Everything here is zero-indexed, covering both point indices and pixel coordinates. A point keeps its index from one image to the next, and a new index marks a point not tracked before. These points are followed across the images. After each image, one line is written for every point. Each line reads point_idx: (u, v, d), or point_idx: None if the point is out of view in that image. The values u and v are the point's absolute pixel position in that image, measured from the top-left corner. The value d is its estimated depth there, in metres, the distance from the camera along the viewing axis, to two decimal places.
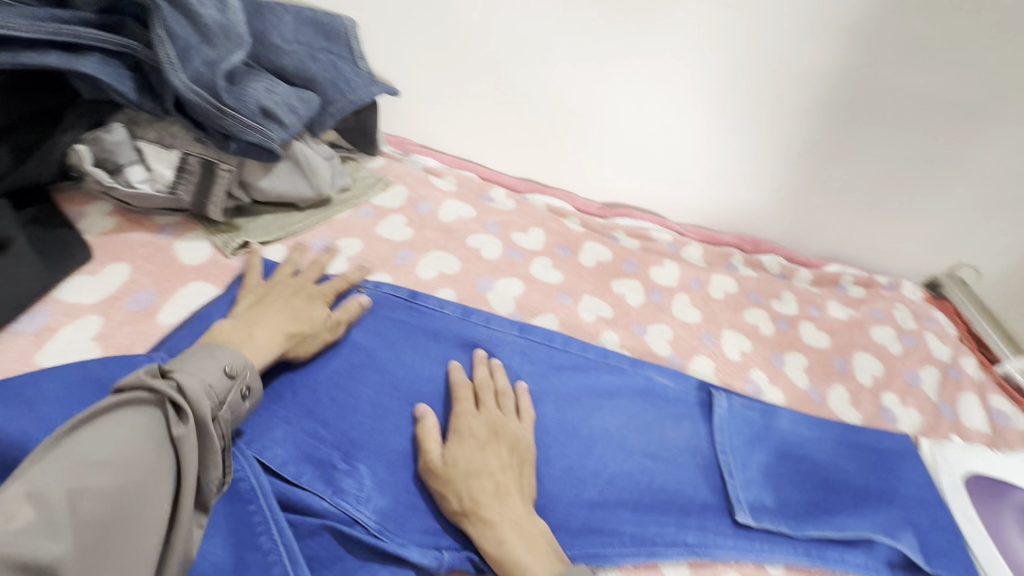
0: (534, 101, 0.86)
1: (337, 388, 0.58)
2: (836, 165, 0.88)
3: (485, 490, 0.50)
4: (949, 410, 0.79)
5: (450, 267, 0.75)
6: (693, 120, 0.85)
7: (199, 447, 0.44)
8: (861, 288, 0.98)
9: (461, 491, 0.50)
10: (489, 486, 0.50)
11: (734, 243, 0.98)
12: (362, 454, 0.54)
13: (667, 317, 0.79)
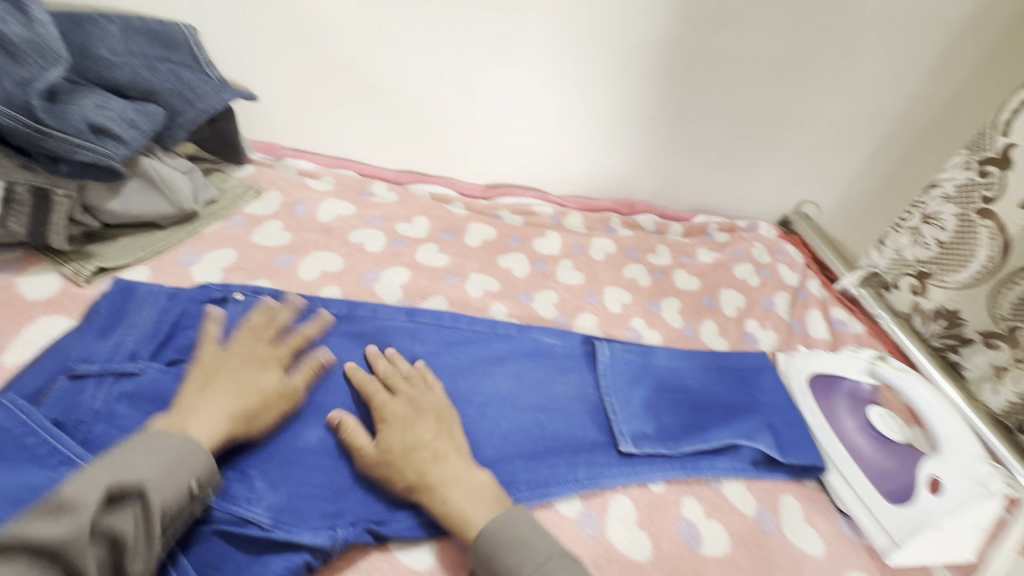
0: (399, 94, 0.89)
1: None
2: (684, 127, 0.98)
3: (426, 460, 0.53)
4: (799, 326, 0.91)
5: (334, 265, 0.75)
6: (551, 98, 0.91)
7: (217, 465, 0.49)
8: (725, 233, 1.10)
9: (404, 468, 0.53)
10: (427, 455, 0.54)
11: (611, 207, 1.06)
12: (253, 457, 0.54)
13: (552, 283, 0.85)
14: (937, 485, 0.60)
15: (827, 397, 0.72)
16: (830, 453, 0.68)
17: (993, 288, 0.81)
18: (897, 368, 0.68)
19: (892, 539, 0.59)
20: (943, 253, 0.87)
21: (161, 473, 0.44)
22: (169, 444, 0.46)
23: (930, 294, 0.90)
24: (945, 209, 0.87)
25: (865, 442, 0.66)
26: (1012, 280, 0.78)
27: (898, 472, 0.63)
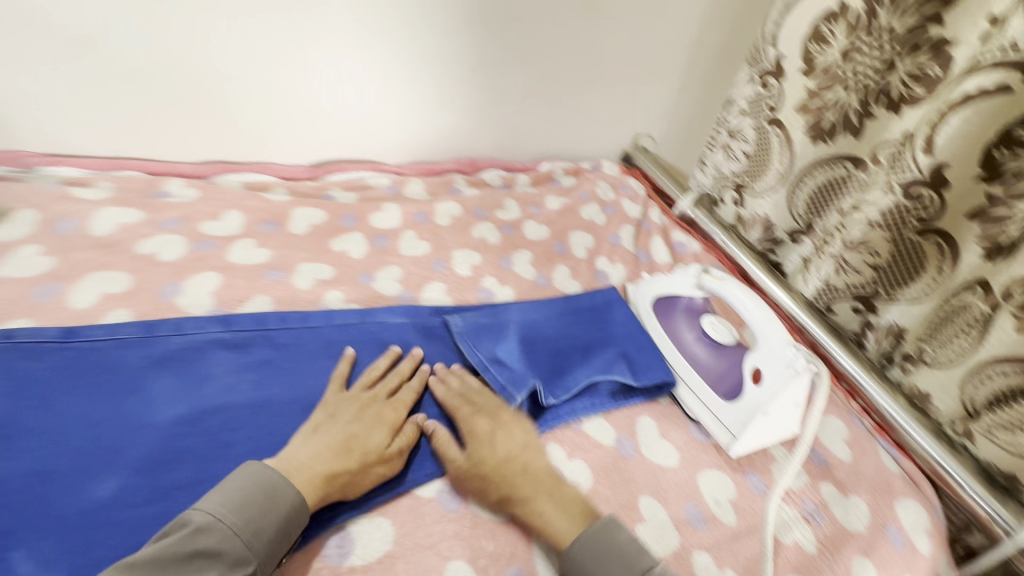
0: (176, 72, 0.77)
1: None
2: (506, 74, 0.97)
3: (517, 473, 0.56)
4: (644, 255, 0.95)
5: (119, 284, 0.64)
6: (359, 58, 0.86)
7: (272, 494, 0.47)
8: (571, 176, 1.11)
9: (499, 480, 0.55)
10: (518, 468, 0.56)
11: (453, 168, 1.02)
12: (33, 538, 0.45)
13: (395, 258, 0.80)
14: (758, 376, 0.65)
15: (669, 316, 0.77)
16: (676, 368, 0.73)
17: (789, 190, 0.91)
18: (717, 277, 0.71)
19: (732, 434, 0.65)
20: (750, 163, 0.96)
21: (269, 546, 0.44)
22: (286, 494, 0.46)
23: (746, 205, 0.99)
24: (743, 122, 0.95)
25: (702, 350, 0.72)
26: (802, 178, 0.88)
27: (728, 372, 0.69)
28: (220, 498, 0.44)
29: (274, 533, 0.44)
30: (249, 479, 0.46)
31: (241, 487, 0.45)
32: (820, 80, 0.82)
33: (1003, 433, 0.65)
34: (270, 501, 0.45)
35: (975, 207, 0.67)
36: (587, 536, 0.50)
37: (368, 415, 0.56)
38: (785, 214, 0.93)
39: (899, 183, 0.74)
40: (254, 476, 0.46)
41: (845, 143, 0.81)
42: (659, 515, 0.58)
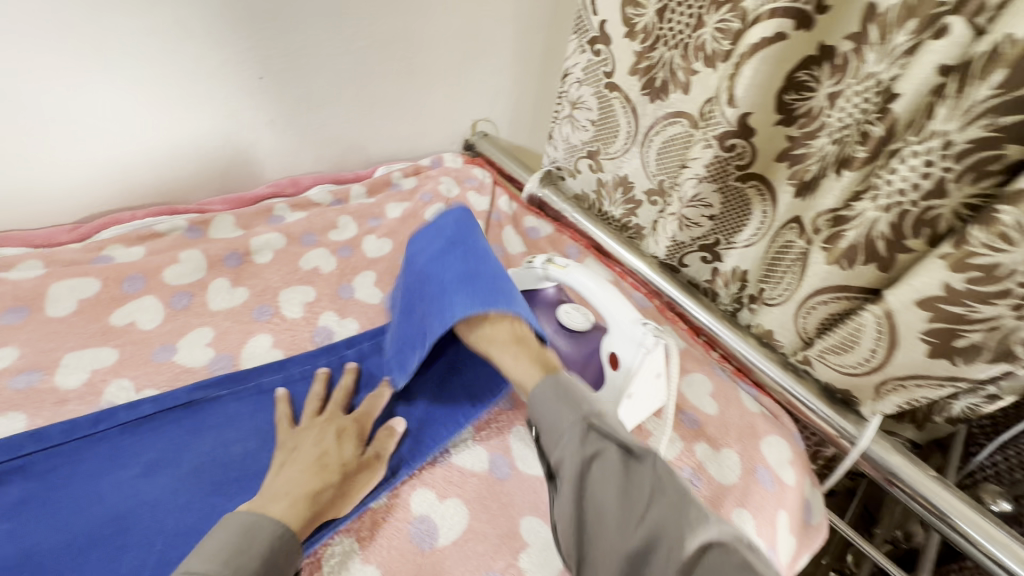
0: None
1: None
2: (304, 77, 0.85)
3: (505, 334, 0.57)
4: (498, 250, 0.92)
5: None
6: (97, 83, 0.70)
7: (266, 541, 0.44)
8: (412, 177, 1.03)
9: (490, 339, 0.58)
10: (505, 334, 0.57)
11: (270, 193, 0.89)
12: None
13: (204, 317, 0.68)
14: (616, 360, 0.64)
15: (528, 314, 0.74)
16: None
17: (640, 149, 0.87)
18: (563, 266, 0.68)
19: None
20: (597, 129, 0.91)
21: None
22: (267, 531, 0.44)
23: (604, 168, 0.95)
24: (583, 92, 0.90)
25: (562, 342, 0.70)
26: (648, 137, 0.85)
27: (591, 360, 0.67)
28: (202, 554, 0.41)
29: (260, 562, 0.41)
30: (228, 533, 0.43)
31: (219, 537, 0.42)
32: (645, 42, 0.78)
33: (833, 355, 0.67)
34: (249, 539, 0.42)
35: (780, 151, 0.70)
36: (551, 388, 0.51)
37: (328, 435, 0.55)
38: (637, 174, 0.90)
39: (714, 137, 0.72)
40: (229, 526, 0.43)
41: (678, 100, 0.78)
42: (541, 533, 0.54)
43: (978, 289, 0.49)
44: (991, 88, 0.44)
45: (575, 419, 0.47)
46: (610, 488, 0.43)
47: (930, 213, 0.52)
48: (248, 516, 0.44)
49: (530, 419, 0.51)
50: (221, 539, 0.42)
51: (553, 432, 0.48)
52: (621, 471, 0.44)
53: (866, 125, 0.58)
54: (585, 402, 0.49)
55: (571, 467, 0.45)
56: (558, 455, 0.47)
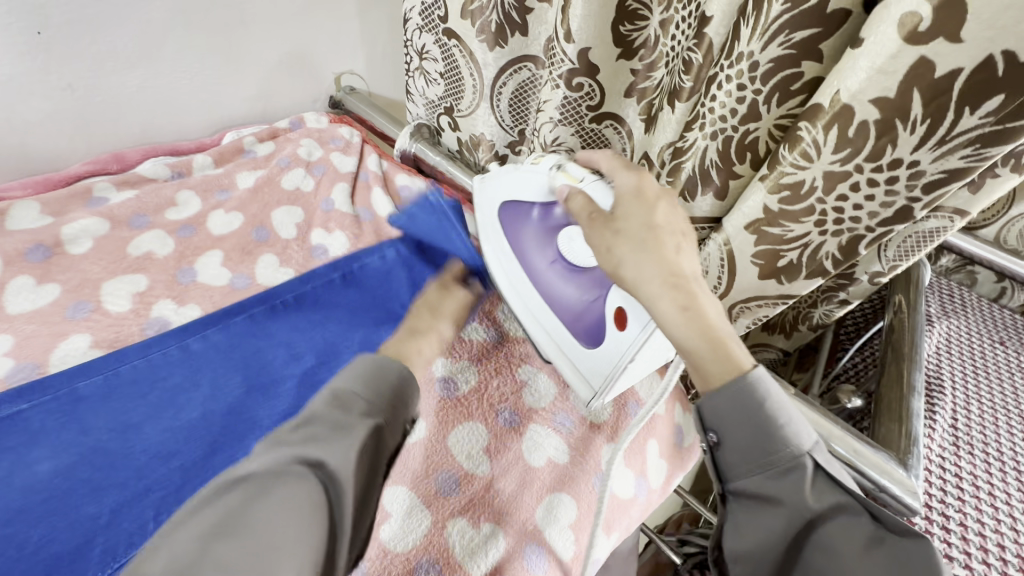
0: None
1: None
2: (101, 30, 0.72)
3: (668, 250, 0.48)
4: (366, 212, 0.84)
5: None
6: None
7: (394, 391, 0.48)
8: (268, 142, 0.93)
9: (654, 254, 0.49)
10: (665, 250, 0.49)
11: (87, 172, 0.77)
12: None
13: (5, 322, 0.58)
14: (622, 318, 0.56)
15: (518, 246, 0.68)
16: (530, 311, 0.67)
17: (490, 104, 0.83)
18: (577, 178, 0.56)
19: (590, 388, 0.61)
20: (447, 84, 0.86)
21: (388, 409, 0.47)
22: (392, 369, 0.50)
23: (461, 127, 0.90)
24: (426, 40, 0.83)
25: (557, 276, 0.64)
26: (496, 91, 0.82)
27: (588, 307, 0.61)
28: (343, 376, 0.48)
29: (396, 385, 0.49)
30: (369, 368, 0.49)
31: (352, 370, 0.49)
32: None
33: None
34: (380, 370, 0.49)
35: (627, 86, 0.68)
36: (740, 405, 0.45)
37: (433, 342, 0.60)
38: (496, 131, 0.87)
39: (561, 76, 0.68)
40: (356, 363, 0.49)
41: (517, 44, 0.76)
42: (407, 501, 0.53)
43: (788, 210, 0.52)
44: (782, 2, 0.44)
45: (787, 458, 0.44)
46: (822, 541, 0.41)
47: (749, 137, 0.53)
48: (376, 355, 0.50)
49: (710, 428, 0.47)
50: (354, 373, 0.48)
51: (750, 458, 0.45)
52: (844, 538, 0.40)
53: (684, 54, 0.57)
54: (787, 438, 0.44)
55: (770, 503, 0.43)
56: (752, 485, 0.45)
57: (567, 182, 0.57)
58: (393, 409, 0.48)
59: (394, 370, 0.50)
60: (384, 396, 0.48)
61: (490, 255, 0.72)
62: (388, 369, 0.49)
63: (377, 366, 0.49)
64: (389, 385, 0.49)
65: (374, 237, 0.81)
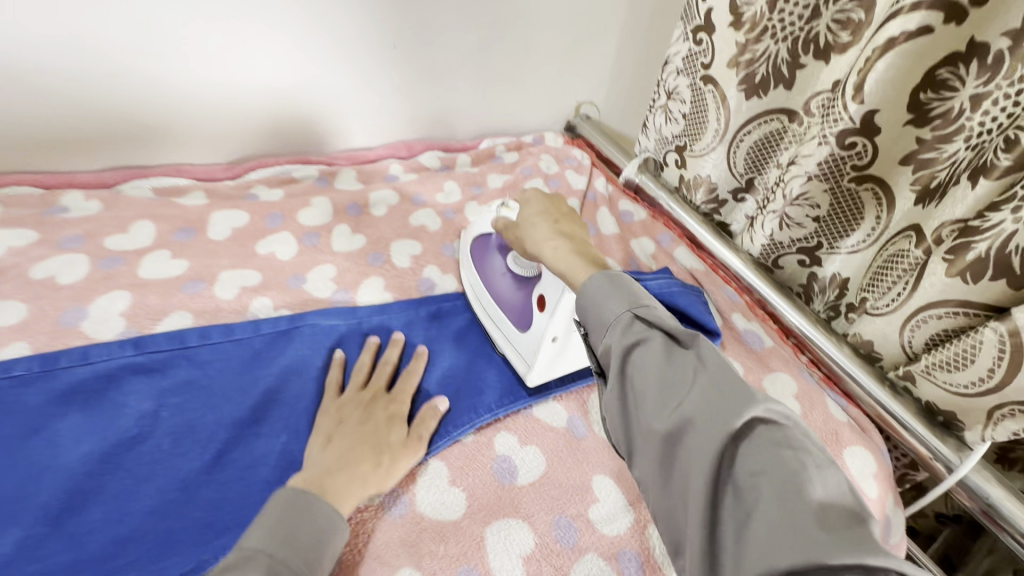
0: (53, 72, 0.69)
1: None
2: (431, 46, 0.89)
3: (552, 242, 0.57)
4: (591, 226, 0.93)
5: (14, 315, 0.58)
6: (267, 41, 0.78)
7: (323, 542, 0.43)
8: (514, 152, 1.07)
9: (539, 251, 0.58)
10: (561, 237, 0.57)
11: (387, 154, 0.97)
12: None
13: (328, 255, 0.76)
14: (543, 302, 0.64)
15: (482, 262, 0.72)
16: (488, 307, 0.70)
17: (727, 149, 0.87)
18: (511, 210, 0.67)
19: (526, 367, 0.64)
20: (688, 124, 0.91)
21: (311, 566, 0.41)
22: (323, 514, 0.44)
23: (688, 165, 0.94)
24: (680, 82, 0.89)
25: (505, 283, 0.68)
26: (738, 138, 0.84)
27: (523, 302, 0.66)
28: (260, 531, 0.42)
29: (322, 535, 0.43)
30: (282, 508, 0.43)
31: (270, 516, 0.43)
32: (750, 32, 0.76)
33: (941, 371, 0.64)
34: (308, 522, 0.43)
35: (907, 154, 0.65)
36: (631, 365, 0.42)
37: (371, 416, 0.56)
38: (734, 169, 0.88)
39: (833, 134, 0.69)
40: (283, 504, 0.44)
41: (778, 97, 0.78)
42: (612, 491, 0.57)
43: None
44: None
45: (655, 396, 0.40)
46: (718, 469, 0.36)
47: None
48: (292, 489, 0.45)
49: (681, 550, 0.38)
50: (271, 518, 0.43)
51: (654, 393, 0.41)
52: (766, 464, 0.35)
53: (1010, 130, 0.54)
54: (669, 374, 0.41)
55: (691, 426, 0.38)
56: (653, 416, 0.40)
57: (503, 215, 0.67)
58: (317, 567, 0.42)
59: (322, 516, 0.44)
60: (313, 546, 0.42)
61: (466, 279, 0.74)
62: (318, 516, 0.44)
63: (297, 512, 0.43)
64: (319, 537, 0.43)
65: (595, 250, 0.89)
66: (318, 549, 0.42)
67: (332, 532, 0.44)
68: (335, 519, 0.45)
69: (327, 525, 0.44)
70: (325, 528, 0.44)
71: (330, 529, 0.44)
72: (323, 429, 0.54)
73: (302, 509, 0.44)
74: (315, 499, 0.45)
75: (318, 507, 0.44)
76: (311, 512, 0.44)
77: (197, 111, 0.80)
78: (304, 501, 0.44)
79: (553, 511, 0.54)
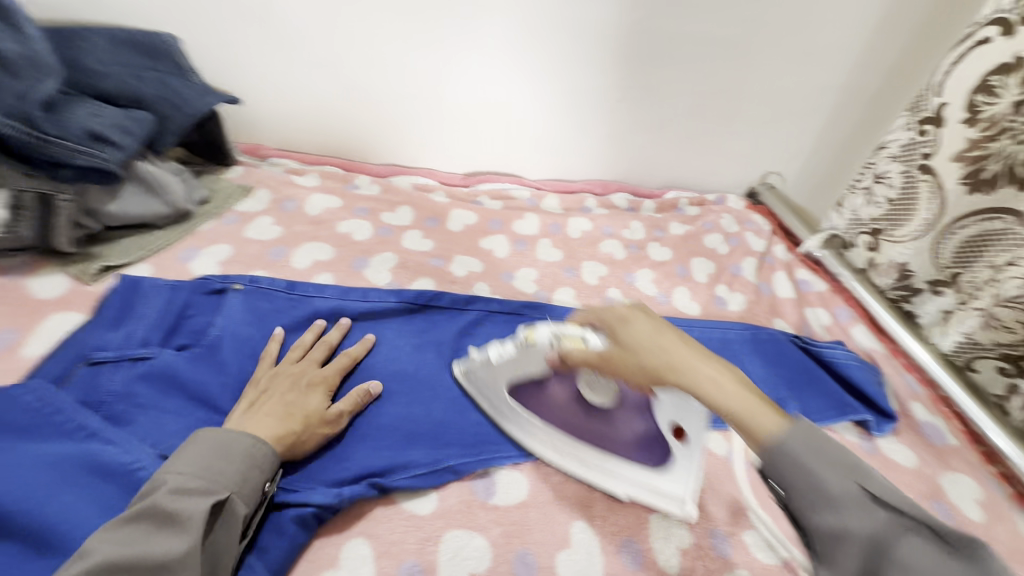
0: (374, 90, 0.92)
1: (233, 363, 0.62)
2: (650, 105, 1.01)
3: (678, 346, 0.48)
4: (766, 287, 0.97)
5: (325, 254, 0.79)
6: (522, 87, 0.95)
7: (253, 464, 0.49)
8: (696, 207, 1.13)
9: (647, 358, 0.48)
10: (665, 361, 0.47)
11: (586, 188, 1.10)
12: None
13: (532, 260, 0.90)
14: (680, 432, 0.55)
15: (538, 404, 0.61)
16: (556, 440, 0.60)
17: (935, 240, 0.85)
18: (579, 339, 0.55)
19: (680, 501, 0.55)
20: (892, 209, 0.91)
21: (240, 477, 0.48)
22: (241, 443, 0.49)
23: (882, 249, 0.94)
24: (892, 167, 0.90)
25: (563, 399, 0.61)
26: (951, 229, 0.83)
27: (640, 438, 0.59)
28: (184, 459, 0.47)
29: (245, 458, 0.49)
30: (202, 442, 0.48)
31: (196, 446, 0.48)
32: (987, 130, 0.76)
33: None
34: (226, 450, 0.48)
35: None
36: (729, 368, 0.45)
37: (297, 386, 0.59)
38: (940, 262, 0.86)
39: None
40: (203, 439, 0.49)
41: (1005, 196, 0.76)
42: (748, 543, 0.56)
43: None
44: None
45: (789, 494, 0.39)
46: (805, 461, 0.38)
47: None
48: (207, 430, 0.50)
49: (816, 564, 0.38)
50: (194, 446, 0.48)
51: (819, 496, 0.37)
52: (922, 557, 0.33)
53: None
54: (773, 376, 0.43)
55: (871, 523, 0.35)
56: (829, 522, 0.37)
57: (568, 343, 0.55)
58: (246, 480, 0.48)
59: (241, 442, 0.49)
60: (232, 466, 0.48)
61: (528, 445, 0.61)
62: (236, 444, 0.49)
63: (206, 443, 0.49)
64: (243, 458, 0.49)
65: (768, 309, 0.93)
66: (247, 463, 0.49)
67: (263, 455, 0.50)
68: (256, 445, 0.50)
69: (244, 451, 0.49)
70: (246, 454, 0.49)
71: (258, 448, 0.50)
72: (249, 398, 0.57)
73: (200, 448, 0.48)
74: (236, 432, 0.50)
75: (235, 439, 0.49)
76: (231, 444, 0.49)
77: (456, 133, 1.00)
78: (205, 437, 0.49)
79: (711, 523, 0.57)
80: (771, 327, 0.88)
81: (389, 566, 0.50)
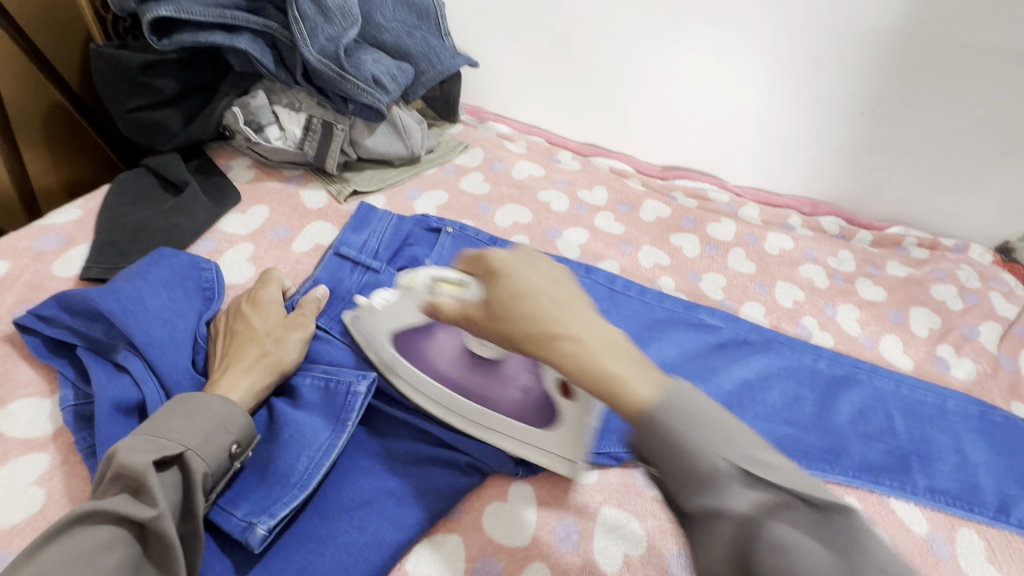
0: (597, 69, 0.94)
1: None
2: (898, 126, 0.87)
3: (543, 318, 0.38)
4: (1008, 362, 0.80)
5: (524, 217, 0.84)
6: (748, 85, 0.89)
7: (220, 432, 0.49)
8: (925, 249, 0.95)
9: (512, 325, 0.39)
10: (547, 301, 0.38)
11: (792, 205, 0.99)
12: None
13: (721, 267, 0.86)
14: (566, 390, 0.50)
15: (418, 350, 0.59)
16: (448, 402, 0.58)
17: None
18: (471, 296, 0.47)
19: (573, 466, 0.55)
20: None
21: (207, 442, 0.48)
22: (209, 407, 0.50)
23: None
24: None
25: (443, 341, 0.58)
26: None
27: (525, 398, 0.54)
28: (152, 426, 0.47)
29: (216, 422, 0.49)
30: (177, 404, 0.49)
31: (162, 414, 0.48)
32: None
33: None
34: (195, 413, 0.49)
35: None
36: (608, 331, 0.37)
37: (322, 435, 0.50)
38: None
39: None
40: (176, 404, 0.49)
41: None
42: None
43: None
44: None
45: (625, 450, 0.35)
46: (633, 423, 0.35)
47: None
48: (192, 393, 0.51)
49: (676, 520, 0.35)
50: (171, 409, 0.49)
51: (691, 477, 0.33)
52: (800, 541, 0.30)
53: None
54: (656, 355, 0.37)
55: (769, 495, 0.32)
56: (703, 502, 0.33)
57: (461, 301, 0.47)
58: (212, 452, 0.48)
59: (207, 409, 0.50)
60: (202, 431, 0.48)
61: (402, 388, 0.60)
62: (208, 410, 0.50)
63: (174, 407, 0.49)
64: (208, 423, 0.49)
65: (1005, 389, 0.77)
66: (218, 427, 0.49)
67: (230, 427, 0.50)
68: (228, 414, 0.50)
69: (211, 417, 0.49)
70: (219, 419, 0.50)
71: (229, 419, 0.50)
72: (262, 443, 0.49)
73: (169, 414, 0.48)
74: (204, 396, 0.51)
75: (208, 406, 0.50)
76: (200, 408, 0.49)
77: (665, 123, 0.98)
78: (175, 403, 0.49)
79: None
80: (1007, 410, 0.73)
81: (549, 518, 0.54)
